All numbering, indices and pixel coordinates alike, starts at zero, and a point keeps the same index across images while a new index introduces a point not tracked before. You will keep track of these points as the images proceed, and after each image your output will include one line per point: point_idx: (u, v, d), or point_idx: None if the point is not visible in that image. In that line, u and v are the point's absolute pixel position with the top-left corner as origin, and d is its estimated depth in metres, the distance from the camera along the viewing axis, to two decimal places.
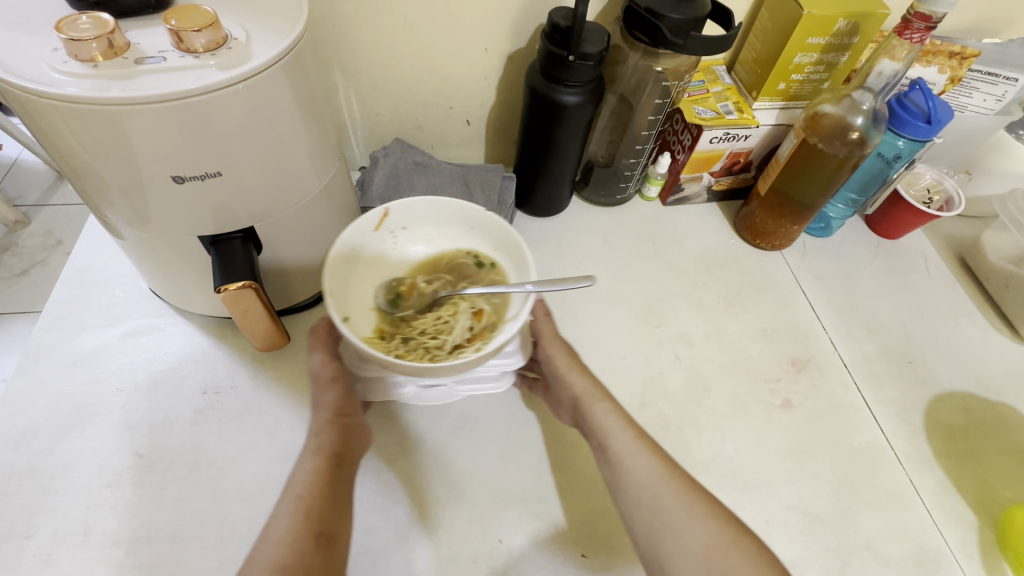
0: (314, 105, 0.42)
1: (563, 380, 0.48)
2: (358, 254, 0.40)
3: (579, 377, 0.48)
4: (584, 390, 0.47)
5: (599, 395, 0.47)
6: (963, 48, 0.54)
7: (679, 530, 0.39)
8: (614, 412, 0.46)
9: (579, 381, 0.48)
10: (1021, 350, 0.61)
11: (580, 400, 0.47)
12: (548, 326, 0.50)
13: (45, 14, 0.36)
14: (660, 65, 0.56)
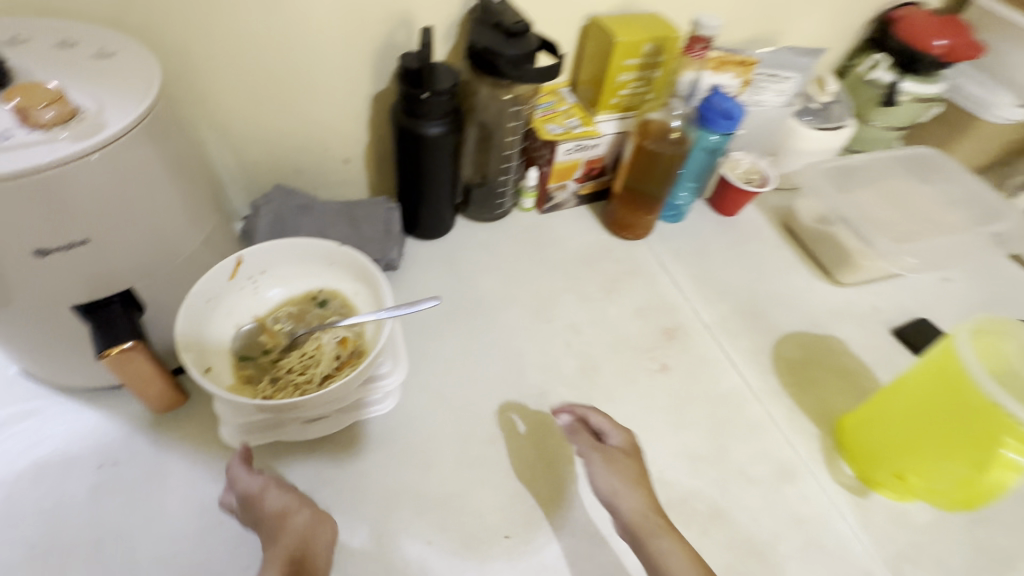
0: (180, 163, 0.45)
1: (607, 498, 0.48)
2: (216, 304, 0.44)
3: (628, 496, 0.47)
4: (634, 513, 0.46)
5: (656, 525, 0.46)
6: (744, 58, 0.70)
7: None
8: (675, 547, 0.44)
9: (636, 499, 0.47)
10: (837, 290, 0.75)
11: (633, 526, 0.46)
12: (585, 440, 0.51)
13: None
14: (509, 92, 0.60)
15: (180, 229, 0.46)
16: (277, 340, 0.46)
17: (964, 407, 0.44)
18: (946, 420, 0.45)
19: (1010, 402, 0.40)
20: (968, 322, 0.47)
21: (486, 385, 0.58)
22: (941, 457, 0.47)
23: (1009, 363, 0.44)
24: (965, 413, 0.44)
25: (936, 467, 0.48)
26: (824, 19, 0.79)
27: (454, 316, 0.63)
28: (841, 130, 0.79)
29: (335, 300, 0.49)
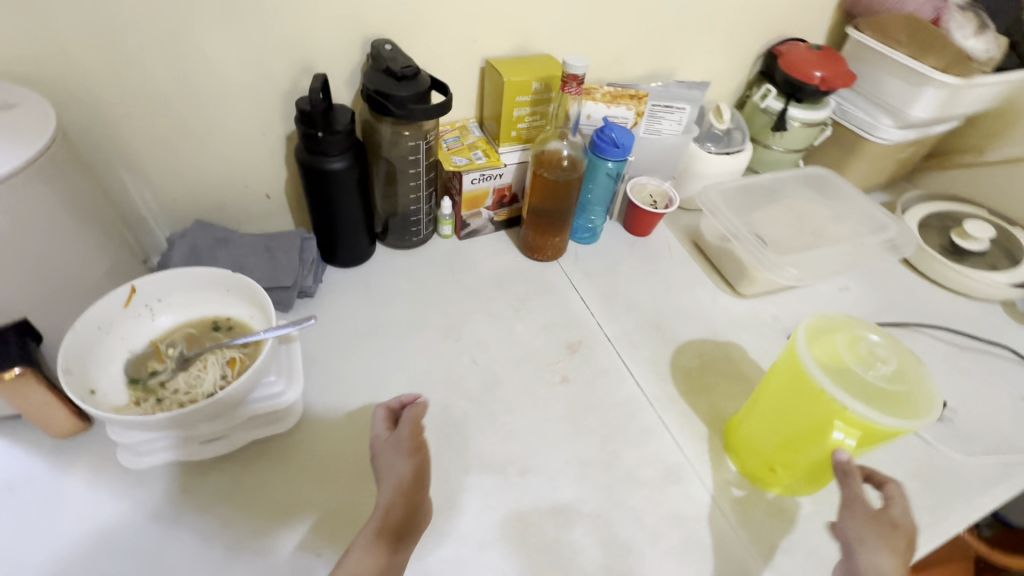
0: (76, 201, 0.49)
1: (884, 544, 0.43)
2: (109, 330, 0.48)
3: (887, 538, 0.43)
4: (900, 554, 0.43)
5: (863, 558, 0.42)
6: (636, 92, 0.77)
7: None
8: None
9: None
10: (740, 302, 0.80)
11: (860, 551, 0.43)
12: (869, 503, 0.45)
13: None
14: (408, 129, 0.65)
15: (77, 261, 0.50)
16: (168, 362, 0.49)
17: (805, 400, 0.48)
18: (794, 413, 0.50)
19: (839, 393, 0.45)
20: (805, 321, 0.51)
21: (390, 402, 0.61)
22: (795, 445, 0.51)
23: (840, 356, 0.49)
24: (806, 405, 0.48)
25: (793, 455, 0.52)
26: (715, 55, 0.86)
27: (366, 338, 0.67)
28: (740, 154, 0.86)
29: (228, 324, 0.52)
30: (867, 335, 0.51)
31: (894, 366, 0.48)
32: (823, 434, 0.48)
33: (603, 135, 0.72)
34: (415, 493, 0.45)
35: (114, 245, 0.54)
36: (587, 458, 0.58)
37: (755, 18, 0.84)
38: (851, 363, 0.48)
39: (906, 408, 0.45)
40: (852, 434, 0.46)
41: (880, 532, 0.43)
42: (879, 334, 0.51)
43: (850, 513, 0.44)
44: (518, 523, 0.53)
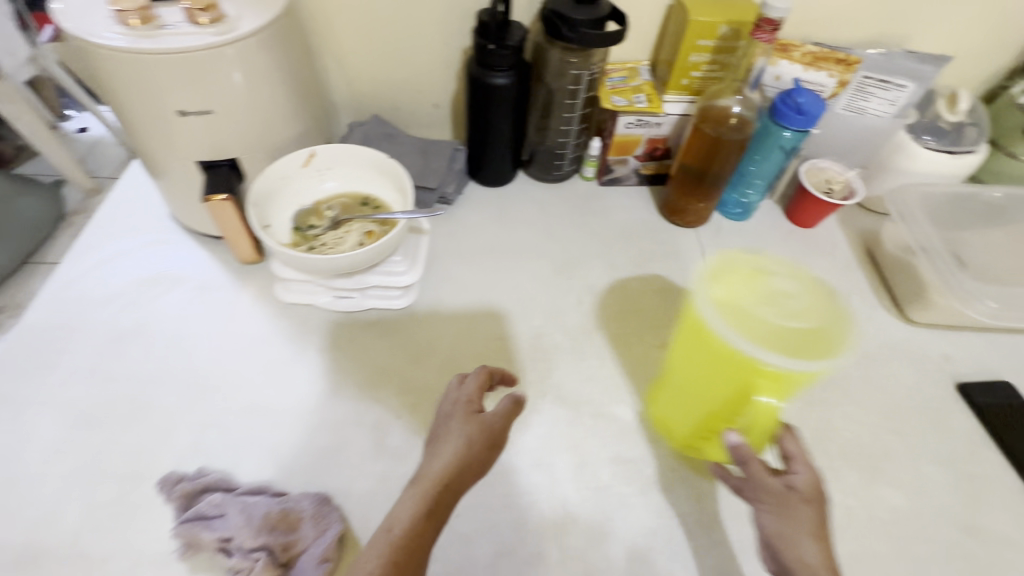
0: (288, 70, 0.58)
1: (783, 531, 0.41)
2: (288, 182, 0.57)
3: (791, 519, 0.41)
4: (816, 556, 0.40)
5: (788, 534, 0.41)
6: (846, 56, 0.65)
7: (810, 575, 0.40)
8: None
9: (817, 556, 0.40)
10: (904, 327, 0.67)
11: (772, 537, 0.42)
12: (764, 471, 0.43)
13: None
14: (576, 57, 0.65)
15: (278, 122, 0.60)
16: (323, 221, 0.57)
17: (699, 341, 0.49)
18: (714, 378, 0.47)
19: (726, 333, 0.45)
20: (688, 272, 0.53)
21: (491, 315, 0.64)
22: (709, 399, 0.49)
23: (735, 296, 0.50)
24: (714, 360, 0.47)
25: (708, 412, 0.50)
26: (972, 27, 0.69)
27: (486, 253, 0.71)
28: (966, 156, 0.71)
29: (374, 203, 0.59)
30: (783, 277, 0.52)
31: (799, 302, 0.50)
32: (749, 387, 0.45)
33: (786, 99, 0.63)
34: (475, 472, 0.42)
35: (305, 117, 0.64)
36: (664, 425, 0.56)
37: None
38: (803, 324, 0.48)
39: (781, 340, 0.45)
40: (754, 378, 0.44)
41: (783, 502, 0.42)
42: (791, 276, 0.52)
43: (762, 504, 0.43)
44: (576, 457, 0.54)
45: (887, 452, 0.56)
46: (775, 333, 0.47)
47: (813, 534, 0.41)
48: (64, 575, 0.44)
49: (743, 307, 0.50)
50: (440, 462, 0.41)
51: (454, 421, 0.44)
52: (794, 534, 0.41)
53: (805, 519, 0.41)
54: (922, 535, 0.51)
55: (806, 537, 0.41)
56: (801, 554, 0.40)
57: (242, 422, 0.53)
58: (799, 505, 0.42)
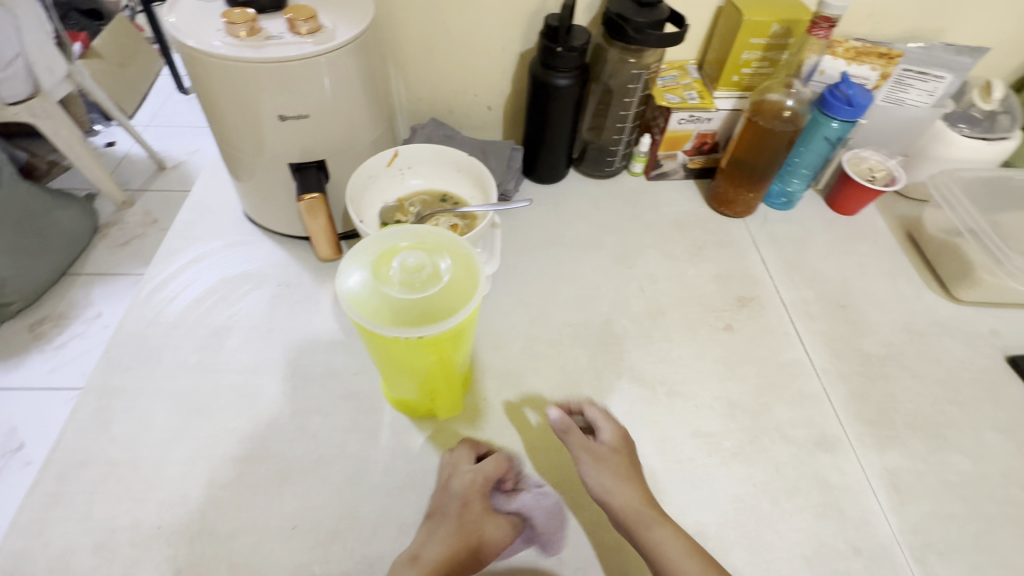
0: (371, 76, 0.62)
1: (601, 497, 0.49)
2: (375, 181, 0.61)
3: (620, 490, 0.48)
4: (628, 505, 0.48)
5: (650, 516, 0.47)
6: (888, 51, 0.69)
7: (658, 540, 0.45)
8: (674, 534, 0.46)
9: (622, 494, 0.48)
10: (951, 306, 0.71)
11: (625, 519, 0.47)
12: (575, 437, 0.52)
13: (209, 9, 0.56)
14: (634, 57, 0.68)
15: (360, 124, 0.63)
16: (408, 217, 0.61)
17: (399, 346, 0.44)
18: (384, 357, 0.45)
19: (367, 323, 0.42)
20: (365, 243, 0.47)
21: (560, 304, 0.68)
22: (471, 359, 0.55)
23: (391, 275, 0.44)
24: (411, 351, 0.44)
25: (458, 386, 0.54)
26: (1004, 19, 0.73)
27: (548, 246, 0.74)
28: (1000, 142, 0.75)
29: (452, 199, 0.63)
30: (445, 257, 0.45)
31: (442, 274, 0.44)
32: (450, 353, 0.47)
33: (835, 92, 0.67)
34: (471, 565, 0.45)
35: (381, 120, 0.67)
36: (736, 401, 0.59)
37: None
38: (388, 275, 0.44)
39: (452, 282, 0.44)
40: (441, 351, 0.45)
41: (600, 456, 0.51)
42: (446, 263, 0.45)
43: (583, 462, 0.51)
44: (657, 432, 0.57)
45: (949, 420, 0.59)
46: (405, 317, 0.42)
47: (625, 480, 0.49)
48: (198, 549, 0.47)
49: (390, 290, 0.43)
50: (440, 551, 0.45)
51: (460, 511, 0.48)
52: (604, 470, 0.50)
53: (613, 466, 0.50)
54: (992, 496, 0.54)
55: (615, 484, 0.49)
56: (614, 497, 0.48)
57: (341, 407, 0.56)
58: (608, 453, 0.51)
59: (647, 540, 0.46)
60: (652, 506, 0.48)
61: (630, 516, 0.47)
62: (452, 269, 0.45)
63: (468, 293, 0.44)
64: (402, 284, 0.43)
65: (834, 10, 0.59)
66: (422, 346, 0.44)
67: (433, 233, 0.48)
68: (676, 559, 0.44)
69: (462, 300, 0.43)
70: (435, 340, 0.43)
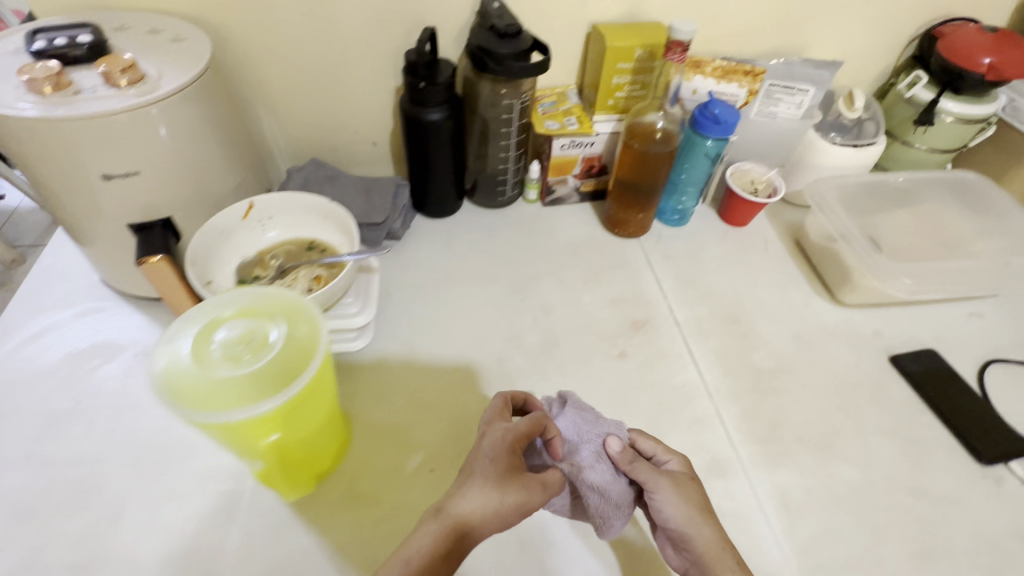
0: (217, 123, 0.58)
1: (678, 527, 0.48)
2: (230, 236, 0.56)
3: (699, 528, 0.47)
4: (707, 544, 0.47)
5: (727, 551, 0.47)
6: (752, 68, 0.71)
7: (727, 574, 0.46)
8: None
9: (702, 531, 0.47)
10: (837, 310, 0.72)
11: (701, 554, 0.47)
12: (643, 468, 0.49)
13: (14, 64, 0.51)
14: (505, 87, 0.67)
15: (210, 174, 0.59)
16: (269, 270, 0.56)
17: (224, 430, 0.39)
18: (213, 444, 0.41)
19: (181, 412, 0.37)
20: (185, 318, 0.42)
21: (451, 345, 0.65)
22: (337, 416, 0.52)
23: (213, 353, 0.40)
24: (238, 434, 0.40)
25: (323, 451, 0.50)
26: (856, 33, 0.77)
27: (441, 283, 0.72)
28: (869, 147, 0.78)
29: (320, 247, 0.59)
30: (278, 327, 0.42)
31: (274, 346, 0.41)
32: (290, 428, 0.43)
33: (705, 112, 0.68)
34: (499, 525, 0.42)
35: (240, 167, 0.63)
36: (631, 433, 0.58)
37: None
38: (208, 354, 0.40)
39: (286, 352, 0.41)
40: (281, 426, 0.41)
41: (680, 487, 0.49)
42: (280, 332, 0.42)
43: (658, 495, 0.48)
44: None
45: (836, 429, 0.60)
46: (228, 400, 0.38)
47: (704, 515, 0.48)
48: None
49: (209, 372, 0.39)
50: (475, 508, 0.41)
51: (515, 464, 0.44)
52: (684, 506, 0.48)
53: (693, 499, 0.49)
54: (878, 504, 0.54)
55: (699, 519, 0.48)
56: (698, 532, 0.47)
57: (199, 490, 0.51)
58: (682, 482, 0.49)
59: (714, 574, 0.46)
60: (730, 547, 0.47)
61: (704, 554, 0.47)
62: (286, 338, 0.42)
63: (305, 356, 0.41)
64: (226, 363, 0.39)
65: (683, 35, 0.60)
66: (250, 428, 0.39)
67: (267, 293, 0.44)
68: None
69: (295, 371, 0.40)
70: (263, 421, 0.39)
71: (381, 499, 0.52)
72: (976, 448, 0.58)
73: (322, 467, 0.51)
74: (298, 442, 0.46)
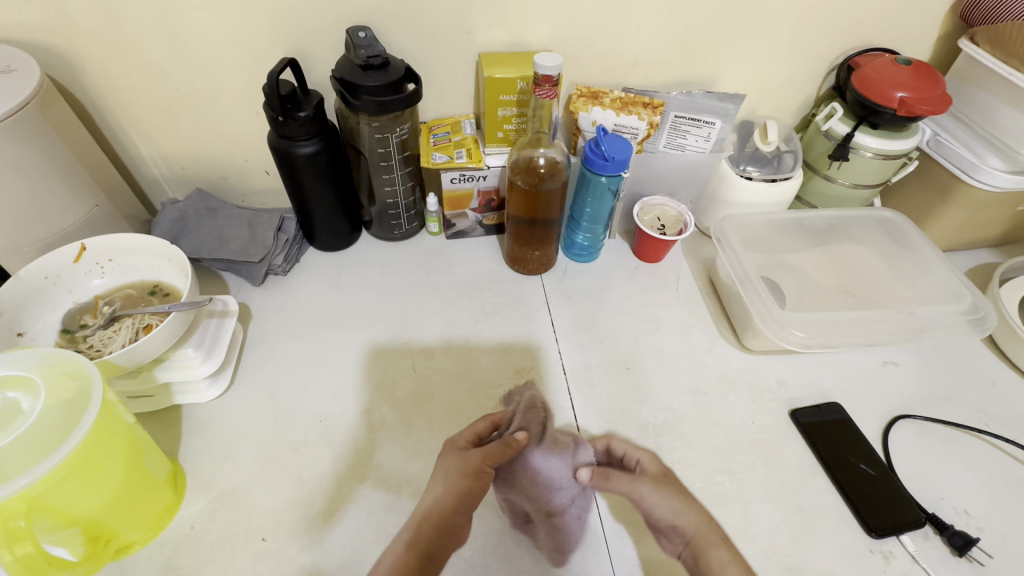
0: (52, 156, 0.53)
1: (668, 520, 0.51)
2: (58, 279, 0.53)
3: (686, 515, 0.51)
4: (695, 530, 0.51)
5: (714, 538, 0.50)
6: (651, 100, 0.68)
7: (718, 563, 0.48)
8: (732, 560, 0.49)
9: (689, 519, 0.51)
10: (743, 356, 0.68)
11: (694, 544, 0.50)
12: (619, 480, 0.54)
13: None
14: (381, 120, 0.63)
15: (43, 211, 0.54)
16: (98, 317, 0.53)
17: None
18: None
19: None
20: None
21: (316, 395, 0.61)
22: (153, 484, 0.48)
23: None
24: None
25: (130, 520, 0.46)
26: (770, 64, 0.73)
27: (318, 324, 0.67)
28: (785, 183, 0.73)
29: (163, 291, 0.56)
30: (42, 395, 0.39)
31: (31, 418, 0.38)
32: (64, 507, 0.39)
33: (594, 148, 0.64)
34: (461, 514, 0.51)
35: (90, 203, 0.59)
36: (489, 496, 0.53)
37: (831, 19, 0.69)
38: None
39: (49, 421, 0.38)
40: (46, 506, 0.37)
41: (664, 485, 0.53)
42: (42, 401, 0.38)
43: (646, 500, 0.52)
44: None
45: (716, 495, 0.55)
46: None
47: (692, 506, 0.52)
48: None
49: None
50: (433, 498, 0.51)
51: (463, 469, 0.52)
52: (670, 502, 0.52)
53: (679, 493, 0.53)
54: None
55: (689, 507, 0.52)
56: (688, 519, 0.51)
57: None
58: (661, 481, 0.54)
59: (706, 558, 0.49)
60: (715, 529, 0.51)
61: (699, 537, 0.50)
62: (50, 406, 0.39)
63: (69, 429, 0.38)
64: None
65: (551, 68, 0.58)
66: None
67: (48, 372, 0.40)
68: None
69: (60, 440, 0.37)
70: (14, 503, 0.35)
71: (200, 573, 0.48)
72: (869, 521, 0.54)
73: (121, 543, 0.47)
74: (92, 519, 0.42)
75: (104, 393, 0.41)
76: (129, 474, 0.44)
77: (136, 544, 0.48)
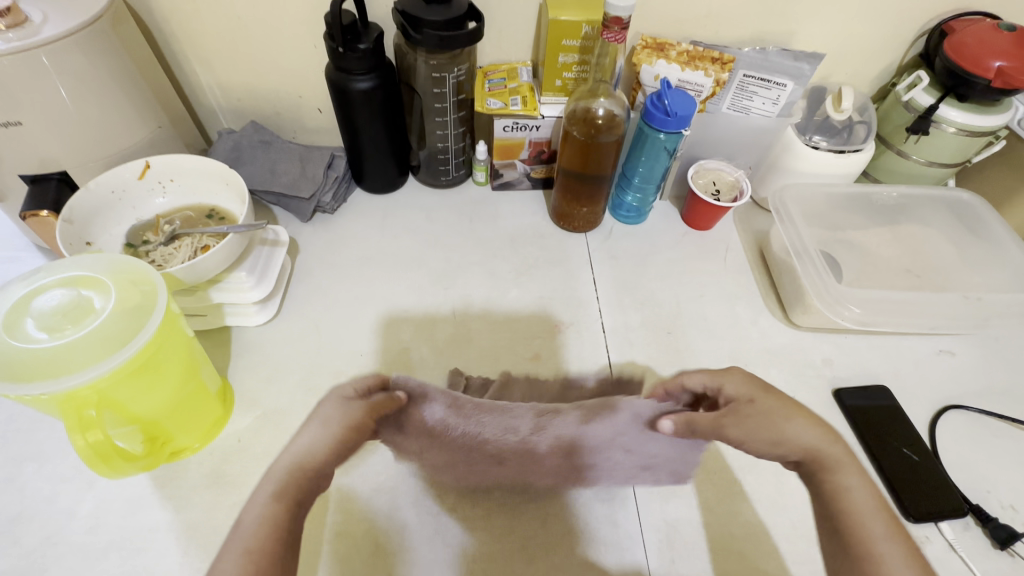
0: (121, 73, 0.54)
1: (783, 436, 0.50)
2: (124, 195, 0.55)
3: (807, 428, 0.50)
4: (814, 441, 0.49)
5: (842, 460, 0.48)
6: (720, 56, 0.64)
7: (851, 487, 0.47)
8: (861, 482, 0.47)
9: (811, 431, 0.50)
10: (788, 332, 0.66)
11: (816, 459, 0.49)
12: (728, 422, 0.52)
13: None
14: (436, 59, 0.62)
15: (110, 129, 0.56)
16: (159, 234, 0.55)
17: (43, 406, 0.37)
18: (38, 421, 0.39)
19: None
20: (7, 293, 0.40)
21: (358, 331, 0.62)
22: (204, 395, 0.50)
23: (31, 327, 0.38)
24: (59, 410, 0.38)
25: (182, 426, 0.49)
26: (854, 23, 0.68)
27: (363, 264, 0.68)
28: (853, 155, 0.69)
29: (220, 215, 0.58)
30: (110, 296, 0.41)
31: (102, 316, 0.39)
32: (128, 402, 0.41)
33: (656, 101, 0.61)
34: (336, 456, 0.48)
35: (154, 124, 0.60)
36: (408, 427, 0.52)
37: None
38: (29, 328, 0.38)
39: (115, 320, 0.40)
40: (113, 399, 0.40)
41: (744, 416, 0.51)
42: (110, 301, 0.40)
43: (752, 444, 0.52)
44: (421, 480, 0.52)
45: (749, 465, 0.54)
46: (46, 371, 0.36)
47: (795, 415, 0.50)
48: None
49: (22, 346, 0.37)
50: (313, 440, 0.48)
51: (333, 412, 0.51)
52: (764, 428, 0.51)
53: (770, 419, 0.51)
54: (773, 553, 0.50)
55: (792, 420, 0.50)
56: (799, 438, 0.49)
57: (62, 453, 0.51)
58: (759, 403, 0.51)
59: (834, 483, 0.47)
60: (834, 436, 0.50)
61: (818, 456, 0.49)
62: (116, 306, 0.40)
63: (136, 329, 0.39)
64: (46, 336, 0.38)
65: (621, 10, 0.55)
66: (73, 403, 0.37)
67: (117, 276, 0.42)
68: (861, 502, 0.45)
69: (128, 338, 0.39)
70: (87, 392, 0.37)
71: (242, 482, 0.51)
72: (907, 505, 0.52)
73: (174, 448, 0.50)
74: (151, 418, 0.45)
75: (168, 301, 0.42)
76: (186, 381, 0.46)
77: (186, 450, 0.51)
